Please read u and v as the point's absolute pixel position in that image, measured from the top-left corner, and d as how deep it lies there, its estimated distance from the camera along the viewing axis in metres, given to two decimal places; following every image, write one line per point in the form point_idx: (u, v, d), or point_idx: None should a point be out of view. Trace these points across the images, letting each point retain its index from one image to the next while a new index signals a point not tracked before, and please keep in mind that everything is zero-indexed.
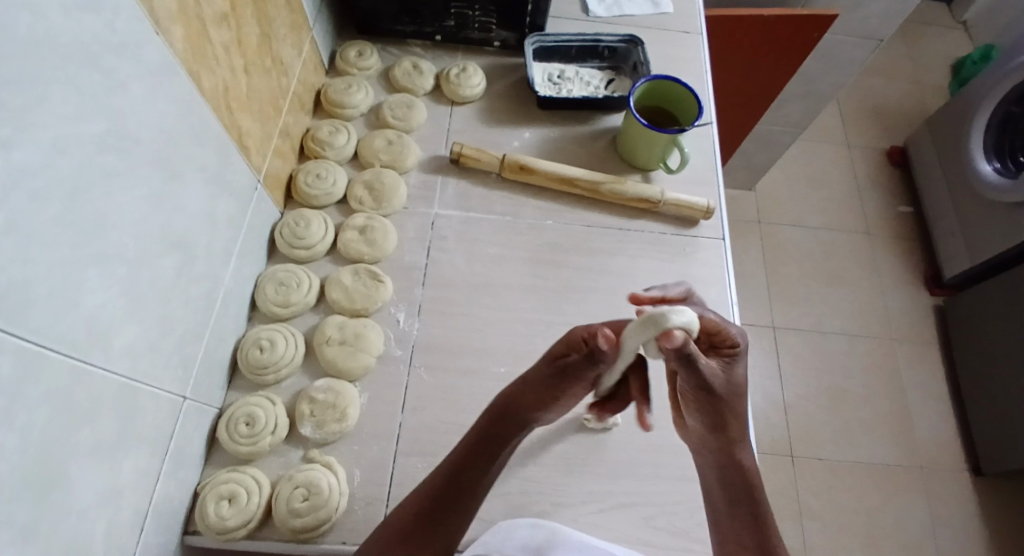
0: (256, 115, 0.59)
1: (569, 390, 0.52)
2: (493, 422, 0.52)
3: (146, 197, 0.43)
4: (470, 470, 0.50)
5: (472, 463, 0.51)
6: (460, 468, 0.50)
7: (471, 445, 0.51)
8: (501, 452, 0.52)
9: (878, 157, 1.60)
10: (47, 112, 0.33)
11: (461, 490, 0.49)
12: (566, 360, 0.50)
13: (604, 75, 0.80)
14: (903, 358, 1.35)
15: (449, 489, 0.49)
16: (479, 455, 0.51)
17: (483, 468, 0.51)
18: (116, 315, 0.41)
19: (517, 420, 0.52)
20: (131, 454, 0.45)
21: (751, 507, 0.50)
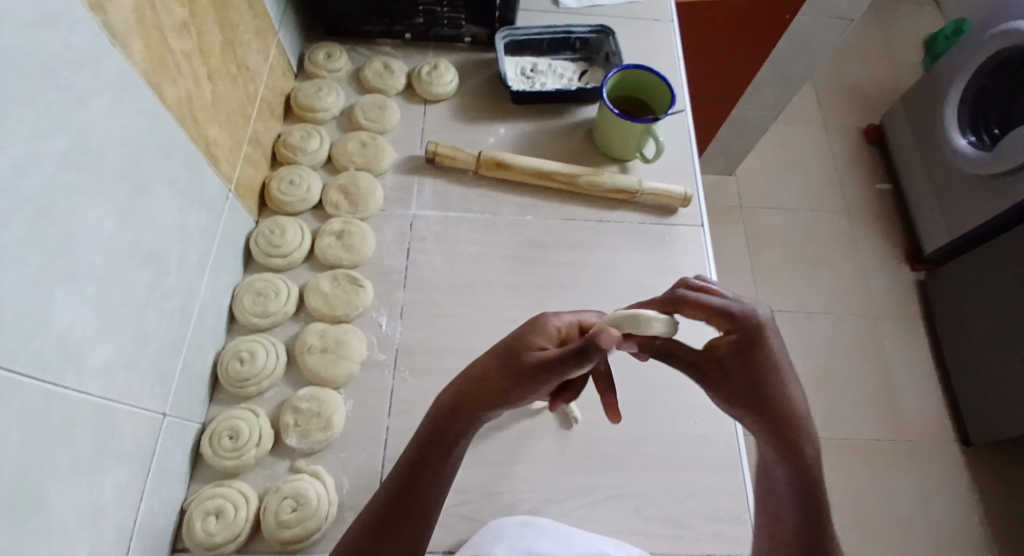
0: (224, 124, 0.58)
1: (537, 389, 0.48)
2: (442, 416, 0.49)
3: (114, 213, 0.42)
4: (427, 469, 0.48)
5: (428, 461, 0.48)
6: (416, 467, 0.48)
7: (425, 442, 0.48)
8: (455, 446, 0.48)
9: (854, 136, 1.61)
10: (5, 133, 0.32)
11: (419, 490, 0.47)
12: (544, 356, 0.47)
13: (576, 67, 0.79)
14: (887, 334, 1.36)
15: (406, 491, 0.47)
16: (431, 451, 0.48)
17: (438, 466, 0.48)
18: (88, 335, 0.41)
19: (470, 416, 0.48)
20: (112, 475, 0.44)
21: (805, 496, 0.46)
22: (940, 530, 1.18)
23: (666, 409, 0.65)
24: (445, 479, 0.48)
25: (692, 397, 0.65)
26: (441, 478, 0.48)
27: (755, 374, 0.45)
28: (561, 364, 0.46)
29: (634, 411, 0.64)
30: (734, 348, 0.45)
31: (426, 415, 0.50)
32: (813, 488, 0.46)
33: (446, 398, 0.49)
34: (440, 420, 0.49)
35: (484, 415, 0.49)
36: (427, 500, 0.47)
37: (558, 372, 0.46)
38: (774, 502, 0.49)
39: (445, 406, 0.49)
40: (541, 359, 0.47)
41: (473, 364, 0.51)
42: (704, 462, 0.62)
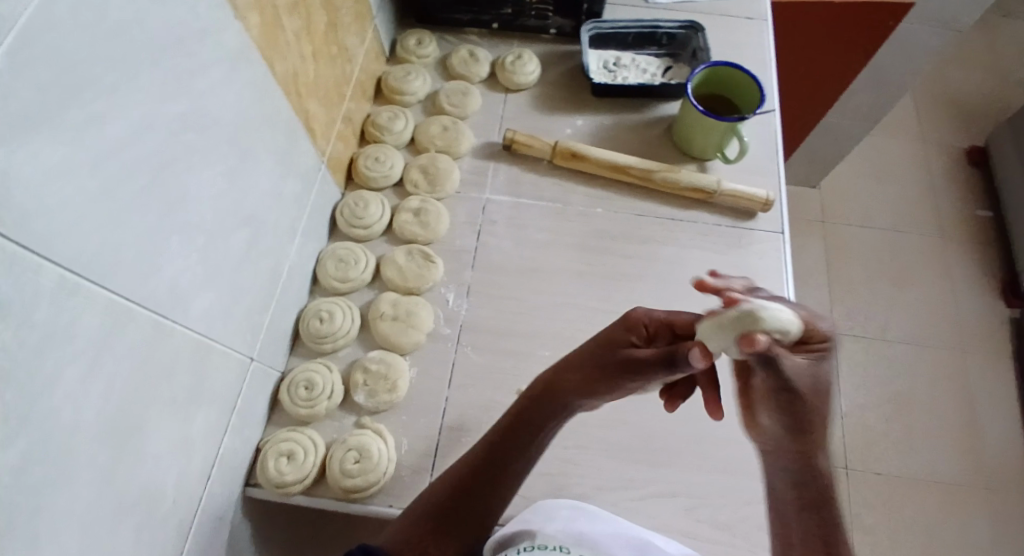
0: (322, 100, 0.63)
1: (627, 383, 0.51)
2: (531, 402, 0.54)
3: (223, 173, 0.47)
4: (510, 451, 0.52)
5: (511, 441, 0.53)
6: (498, 447, 0.52)
7: (512, 423, 0.53)
8: (543, 427, 0.53)
9: (954, 155, 1.51)
10: (137, 93, 0.36)
11: (500, 468, 0.52)
12: (634, 353, 0.50)
13: (661, 62, 0.79)
14: (973, 367, 1.28)
15: (487, 467, 0.52)
16: (516, 434, 0.53)
17: (520, 447, 0.53)
18: (195, 279, 0.45)
19: (562, 397, 0.53)
20: (203, 408, 0.49)
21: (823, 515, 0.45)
22: None
23: (726, 413, 0.64)
24: (524, 461, 0.53)
25: None
26: (520, 460, 0.52)
27: (816, 395, 0.44)
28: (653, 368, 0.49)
29: (691, 411, 0.64)
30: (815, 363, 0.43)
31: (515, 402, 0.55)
32: (831, 505, 0.46)
33: (541, 383, 0.55)
34: (532, 404, 0.54)
35: (570, 401, 0.53)
36: (505, 481, 0.52)
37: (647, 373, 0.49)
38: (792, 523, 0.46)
39: (540, 393, 0.54)
40: (637, 357, 0.50)
41: (568, 354, 0.55)
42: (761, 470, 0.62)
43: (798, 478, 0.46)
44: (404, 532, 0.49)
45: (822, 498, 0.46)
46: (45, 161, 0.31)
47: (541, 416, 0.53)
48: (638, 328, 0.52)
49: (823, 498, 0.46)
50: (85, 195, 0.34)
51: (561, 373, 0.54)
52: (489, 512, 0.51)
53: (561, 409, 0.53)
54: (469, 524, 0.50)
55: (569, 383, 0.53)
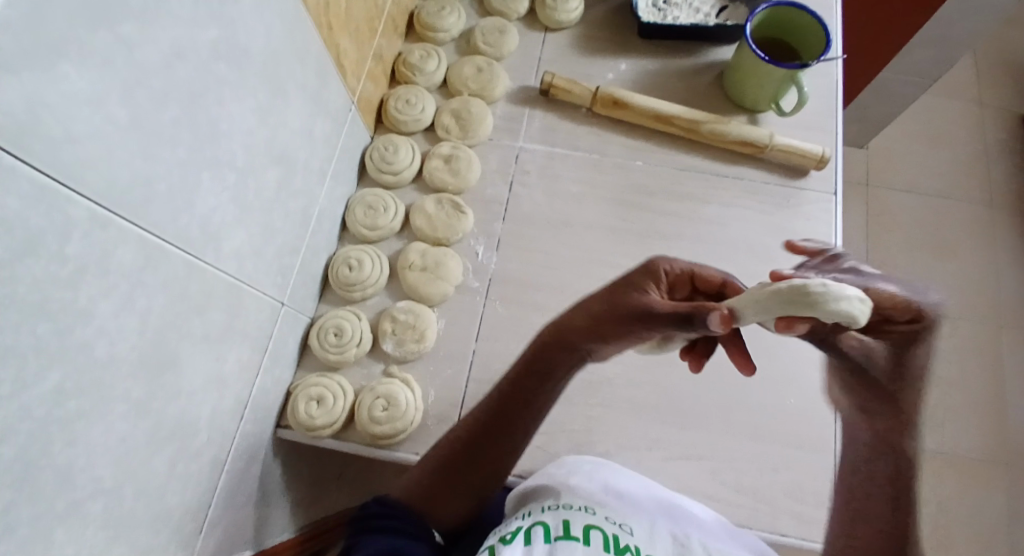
0: (353, 35, 0.60)
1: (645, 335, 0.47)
2: (542, 351, 0.52)
3: (254, 109, 0.45)
4: (516, 404, 0.51)
5: (519, 395, 0.51)
6: (505, 403, 0.51)
7: (520, 375, 0.52)
8: (553, 378, 0.51)
9: (1012, 118, 1.43)
10: (167, 15, 0.34)
11: (507, 421, 0.51)
12: (652, 303, 0.46)
13: (716, 1, 0.73)
14: (1010, 341, 1.24)
15: (492, 422, 0.51)
16: (524, 386, 0.51)
17: (528, 400, 0.51)
18: (226, 218, 0.44)
19: (574, 347, 0.51)
20: (235, 348, 0.49)
21: (897, 498, 0.45)
22: None
23: (757, 378, 0.63)
24: (538, 412, 0.52)
25: (787, 369, 0.63)
26: (530, 412, 0.51)
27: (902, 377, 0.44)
28: (664, 314, 0.45)
29: (721, 373, 0.63)
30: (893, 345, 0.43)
31: (524, 353, 0.53)
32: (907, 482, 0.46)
33: (552, 333, 0.52)
34: (543, 355, 0.52)
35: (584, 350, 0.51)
36: (512, 433, 0.51)
37: (661, 322, 0.45)
38: (859, 500, 0.47)
39: (551, 343, 0.52)
40: (649, 303, 0.47)
41: (583, 302, 0.52)
42: (790, 436, 0.60)
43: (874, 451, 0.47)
44: (421, 483, 0.51)
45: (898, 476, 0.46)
46: (74, 87, 0.29)
47: (551, 367, 0.51)
48: (658, 273, 0.49)
49: (898, 475, 0.46)
50: (115, 125, 0.32)
51: (575, 323, 0.51)
52: (509, 456, 0.52)
53: (575, 358, 0.51)
54: (480, 473, 0.51)
55: (581, 331, 0.51)
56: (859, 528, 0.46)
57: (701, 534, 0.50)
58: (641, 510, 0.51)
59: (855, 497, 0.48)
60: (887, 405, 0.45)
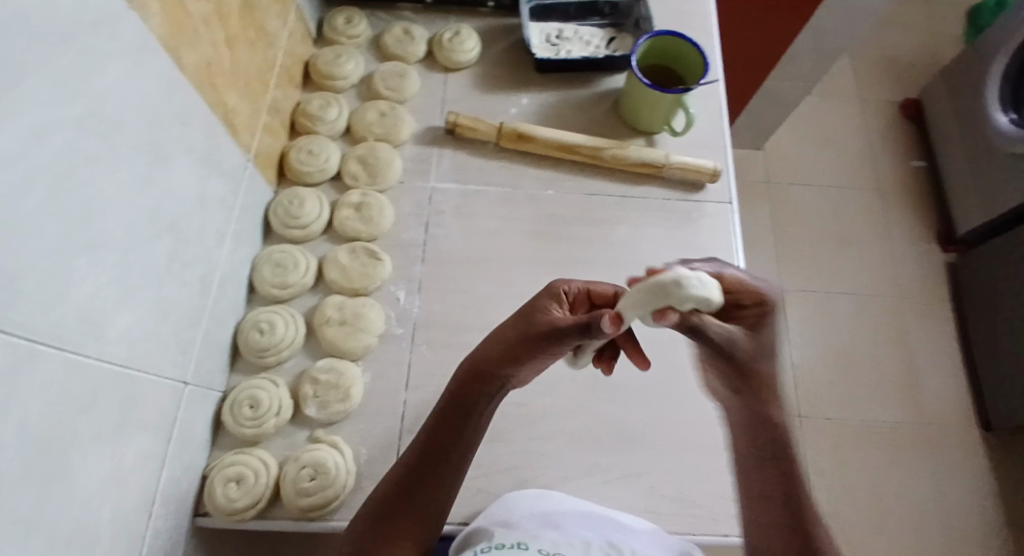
0: (243, 92, 0.57)
1: (558, 351, 0.49)
2: (460, 388, 0.50)
3: (133, 182, 0.42)
4: (446, 437, 0.49)
5: (444, 435, 0.49)
6: (437, 434, 0.49)
7: (447, 407, 0.50)
8: (478, 407, 0.50)
9: (890, 112, 1.55)
10: (27, 100, 0.31)
11: (440, 456, 0.48)
12: (553, 323, 0.48)
13: (605, 33, 0.76)
14: (913, 317, 1.33)
15: (424, 457, 0.48)
16: (452, 417, 0.49)
17: (459, 430, 0.49)
18: (109, 303, 0.41)
19: (487, 375, 0.50)
20: (133, 441, 0.45)
21: (782, 470, 0.46)
22: (957, 518, 1.16)
23: (685, 389, 0.64)
24: (464, 451, 0.49)
25: None
26: (461, 445, 0.49)
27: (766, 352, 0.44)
28: (568, 328, 0.47)
29: (652, 390, 0.64)
30: (755, 324, 0.44)
31: (446, 387, 0.51)
32: (785, 454, 0.46)
33: (468, 365, 0.51)
34: (464, 385, 0.50)
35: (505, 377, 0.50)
36: (448, 468, 0.48)
37: (563, 337, 0.47)
38: (753, 481, 0.47)
39: (471, 371, 0.50)
40: (551, 322, 0.48)
41: (493, 333, 0.52)
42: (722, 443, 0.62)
43: (747, 427, 0.47)
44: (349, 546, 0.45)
45: (780, 452, 0.46)
46: None
47: (475, 394, 0.50)
48: (558, 291, 0.51)
49: (776, 449, 0.46)
50: None
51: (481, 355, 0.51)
52: (442, 503, 0.47)
53: (493, 390, 0.50)
54: (416, 518, 0.46)
55: (495, 356, 0.50)
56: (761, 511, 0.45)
57: (633, 543, 0.51)
58: (575, 535, 0.50)
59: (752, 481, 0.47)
60: (743, 381, 0.45)
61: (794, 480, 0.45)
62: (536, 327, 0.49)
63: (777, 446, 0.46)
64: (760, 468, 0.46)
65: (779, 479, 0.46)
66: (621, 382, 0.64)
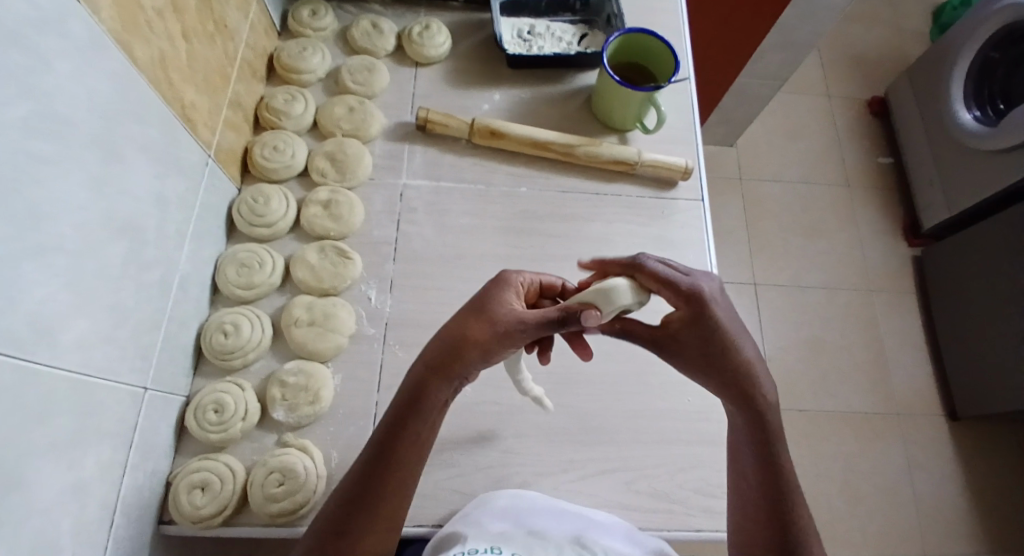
0: (202, 87, 0.55)
1: (517, 346, 0.47)
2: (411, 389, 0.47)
3: (85, 182, 0.40)
4: (399, 440, 0.47)
5: (393, 440, 0.47)
6: (388, 445, 0.47)
7: (397, 416, 0.47)
8: (431, 411, 0.47)
9: (858, 108, 1.57)
10: None
11: (394, 467, 0.46)
12: (516, 318, 0.47)
13: (576, 30, 0.76)
14: (881, 309, 1.35)
15: (375, 471, 0.46)
16: (405, 425, 0.47)
17: (411, 439, 0.47)
18: (63, 308, 0.39)
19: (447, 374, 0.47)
20: (92, 450, 0.43)
21: (766, 456, 0.49)
22: (923, 503, 1.20)
23: (659, 385, 0.64)
24: (417, 453, 0.47)
25: None
26: (414, 452, 0.47)
27: (712, 342, 0.48)
28: (538, 322, 0.46)
29: (627, 387, 0.64)
30: (689, 321, 0.48)
31: (395, 392, 0.48)
32: (769, 440, 0.49)
33: (419, 365, 0.48)
34: (415, 388, 0.48)
35: (461, 375, 0.47)
36: (404, 478, 0.47)
37: (532, 329, 0.46)
38: (739, 465, 0.51)
39: (421, 375, 0.47)
40: (516, 315, 0.47)
41: (443, 327, 0.49)
42: (697, 438, 0.62)
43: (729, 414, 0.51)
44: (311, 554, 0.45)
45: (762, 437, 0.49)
46: None
47: (427, 399, 0.47)
48: (512, 284, 0.50)
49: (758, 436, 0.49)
50: None
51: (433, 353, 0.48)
52: (401, 506, 0.47)
53: (449, 388, 0.48)
54: (376, 530, 0.46)
55: (448, 354, 0.47)
56: (745, 493, 0.50)
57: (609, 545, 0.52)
58: (547, 538, 0.51)
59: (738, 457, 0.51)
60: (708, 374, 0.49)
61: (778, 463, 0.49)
62: (497, 321, 0.47)
63: (758, 418, 0.49)
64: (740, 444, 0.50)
65: (760, 465, 0.49)
66: (596, 379, 0.64)
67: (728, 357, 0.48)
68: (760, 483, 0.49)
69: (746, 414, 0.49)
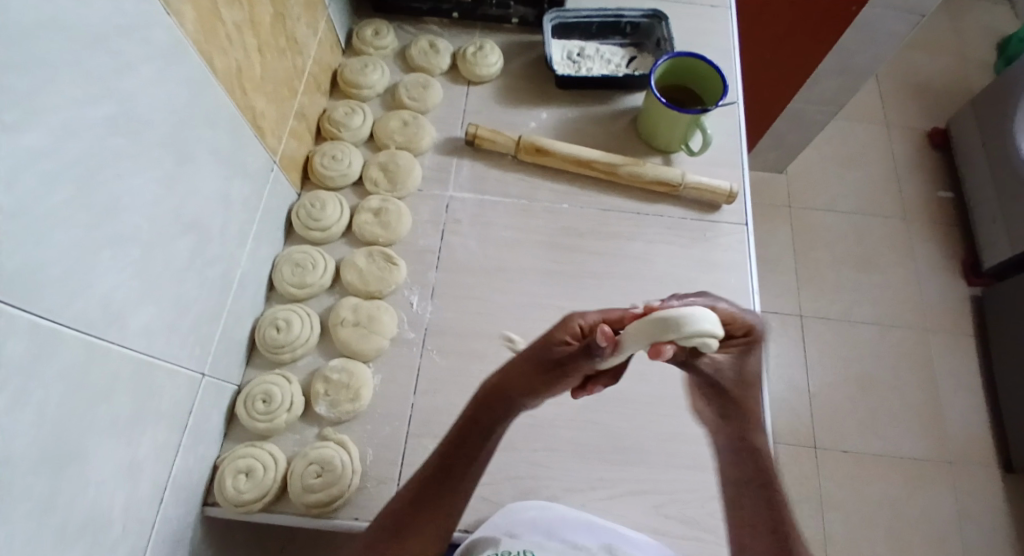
0: (271, 98, 0.59)
1: (564, 378, 0.49)
2: (479, 407, 0.51)
3: (158, 180, 0.44)
4: (463, 455, 0.50)
5: (460, 455, 0.50)
6: (451, 455, 0.50)
7: (462, 432, 0.50)
8: (493, 432, 0.51)
9: (917, 139, 1.53)
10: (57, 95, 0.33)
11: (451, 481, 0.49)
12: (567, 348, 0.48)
13: (625, 52, 0.78)
14: (935, 347, 1.30)
15: (434, 480, 0.49)
16: (468, 441, 0.50)
17: (473, 456, 0.50)
18: (132, 294, 0.42)
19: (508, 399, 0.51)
20: (149, 428, 0.46)
21: (767, 495, 0.49)
22: None
23: None
24: (474, 471, 0.50)
25: None
26: (471, 469, 0.50)
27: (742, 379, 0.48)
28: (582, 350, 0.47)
29: (662, 408, 0.64)
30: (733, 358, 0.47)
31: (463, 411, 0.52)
32: (767, 481, 0.49)
33: (489, 386, 0.52)
34: (479, 408, 0.51)
35: (519, 403, 0.51)
36: (457, 490, 0.49)
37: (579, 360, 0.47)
38: (739, 506, 0.50)
39: (487, 396, 0.51)
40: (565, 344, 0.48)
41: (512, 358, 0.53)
42: None
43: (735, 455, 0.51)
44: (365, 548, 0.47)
45: (762, 479, 0.49)
46: None
47: (489, 420, 0.51)
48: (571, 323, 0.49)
49: (758, 475, 0.50)
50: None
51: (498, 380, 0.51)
52: (448, 523, 0.49)
53: (502, 416, 0.51)
54: (423, 534, 0.48)
55: (514, 382, 0.51)
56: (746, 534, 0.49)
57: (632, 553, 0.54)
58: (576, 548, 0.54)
59: (738, 508, 0.50)
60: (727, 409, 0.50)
61: (778, 503, 0.49)
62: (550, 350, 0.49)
63: (755, 456, 0.50)
64: (739, 491, 0.50)
65: (762, 504, 0.49)
66: (629, 398, 0.64)
67: (748, 394, 0.49)
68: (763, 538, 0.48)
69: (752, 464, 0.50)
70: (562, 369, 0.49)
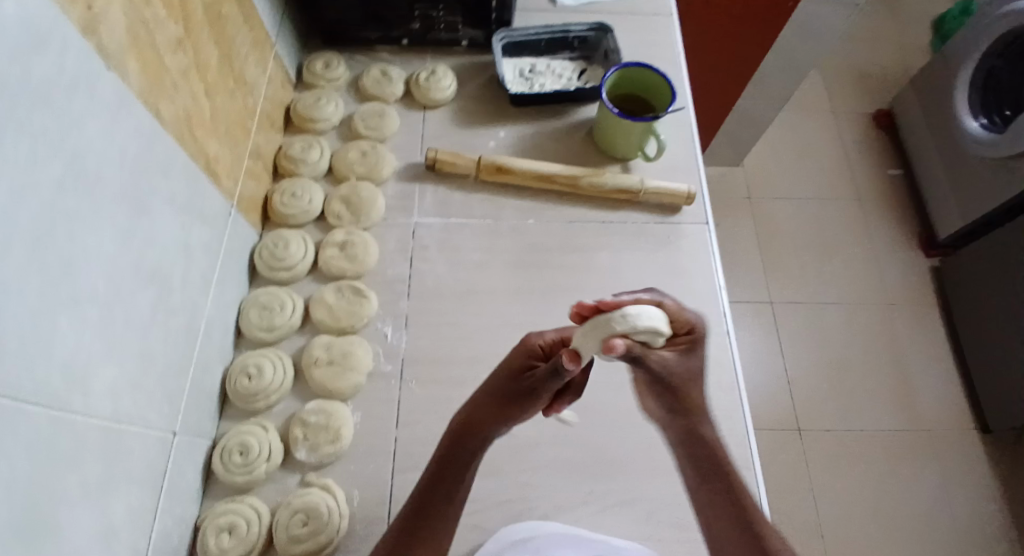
0: (224, 140, 0.58)
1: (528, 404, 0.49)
2: (450, 445, 0.49)
3: (114, 235, 0.42)
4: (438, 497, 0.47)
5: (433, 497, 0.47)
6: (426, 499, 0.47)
7: (432, 476, 0.48)
8: (466, 469, 0.49)
9: (864, 123, 1.58)
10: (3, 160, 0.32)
11: (427, 527, 0.47)
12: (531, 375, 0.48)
13: (575, 66, 0.79)
14: (902, 323, 1.34)
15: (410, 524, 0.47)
16: (440, 483, 0.48)
17: (446, 496, 0.48)
18: (94, 358, 0.41)
19: (477, 435, 0.49)
20: (124, 494, 0.44)
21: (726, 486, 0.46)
22: (959, 522, 1.16)
23: None
24: (453, 511, 0.48)
25: None
26: (444, 517, 0.47)
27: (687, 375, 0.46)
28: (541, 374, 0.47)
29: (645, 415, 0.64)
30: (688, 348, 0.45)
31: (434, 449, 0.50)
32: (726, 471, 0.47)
33: (457, 421, 0.50)
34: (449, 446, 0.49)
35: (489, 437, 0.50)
36: (435, 534, 0.47)
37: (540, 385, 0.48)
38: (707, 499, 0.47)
39: (457, 433, 0.49)
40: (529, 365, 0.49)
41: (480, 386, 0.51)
42: None
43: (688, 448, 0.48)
44: None
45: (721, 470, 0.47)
46: None
47: (459, 457, 0.49)
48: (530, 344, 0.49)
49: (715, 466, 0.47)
50: None
51: (467, 416, 0.50)
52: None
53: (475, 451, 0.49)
54: None
55: (483, 415, 0.49)
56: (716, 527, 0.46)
57: None
58: None
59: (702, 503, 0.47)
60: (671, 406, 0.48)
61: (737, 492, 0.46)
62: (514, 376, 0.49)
63: (711, 449, 0.47)
64: (704, 484, 0.47)
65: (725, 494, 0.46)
66: (611, 409, 0.64)
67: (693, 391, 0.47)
68: (730, 527, 0.45)
69: (703, 453, 0.47)
70: (532, 392, 0.49)
